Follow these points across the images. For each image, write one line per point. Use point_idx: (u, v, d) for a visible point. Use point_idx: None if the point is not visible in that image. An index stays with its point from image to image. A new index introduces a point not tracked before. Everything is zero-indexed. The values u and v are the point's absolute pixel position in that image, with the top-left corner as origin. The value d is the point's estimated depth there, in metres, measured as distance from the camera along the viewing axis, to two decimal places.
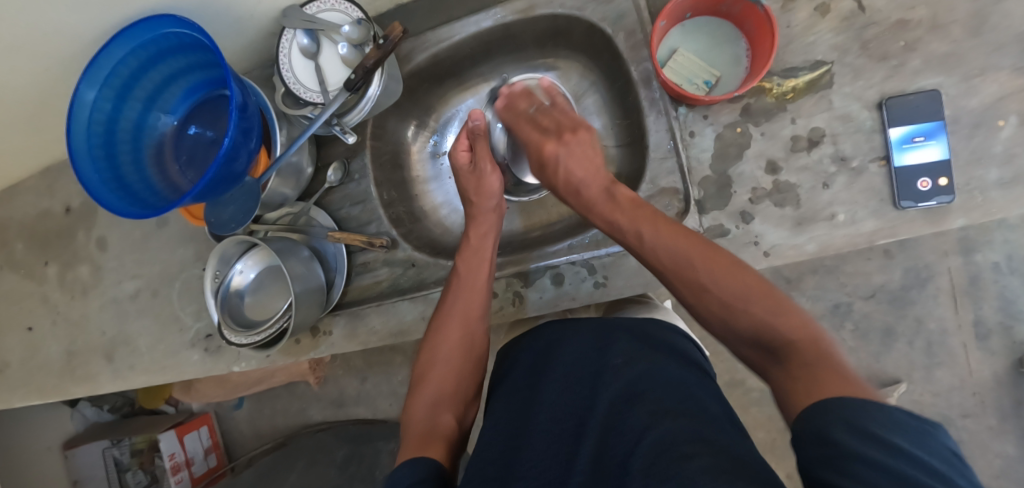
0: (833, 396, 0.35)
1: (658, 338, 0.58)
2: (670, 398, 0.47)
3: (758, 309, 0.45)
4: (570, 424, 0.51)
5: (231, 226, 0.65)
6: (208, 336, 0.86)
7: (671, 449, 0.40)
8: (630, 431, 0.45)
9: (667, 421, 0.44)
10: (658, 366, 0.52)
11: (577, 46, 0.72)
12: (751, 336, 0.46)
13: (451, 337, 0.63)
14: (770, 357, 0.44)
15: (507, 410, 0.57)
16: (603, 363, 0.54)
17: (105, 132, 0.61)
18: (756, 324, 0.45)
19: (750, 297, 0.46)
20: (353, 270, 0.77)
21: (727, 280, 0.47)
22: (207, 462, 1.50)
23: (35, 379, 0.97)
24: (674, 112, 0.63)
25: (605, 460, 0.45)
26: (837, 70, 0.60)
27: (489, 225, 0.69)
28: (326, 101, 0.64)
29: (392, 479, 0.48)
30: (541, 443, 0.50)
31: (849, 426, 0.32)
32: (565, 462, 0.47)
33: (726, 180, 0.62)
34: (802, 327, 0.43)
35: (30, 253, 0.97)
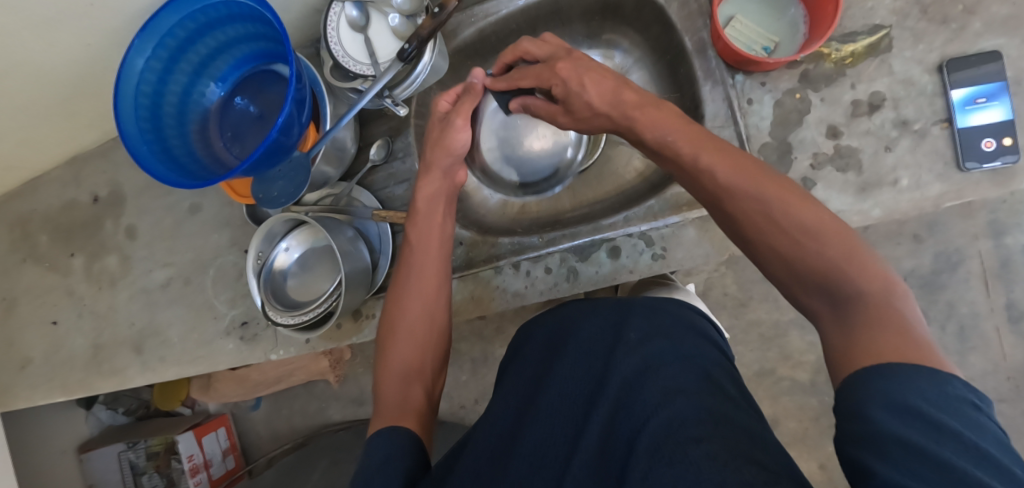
0: (895, 367, 0.32)
1: (674, 314, 0.56)
2: (679, 375, 0.46)
3: (824, 256, 0.40)
4: (583, 398, 0.49)
5: (281, 202, 0.63)
6: (244, 323, 0.84)
7: (676, 431, 0.40)
8: (638, 408, 0.44)
9: (678, 401, 0.43)
10: (675, 343, 0.50)
11: (625, 20, 0.72)
12: (815, 277, 0.40)
13: (412, 308, 0.63)
14: (830, 304, 0.39)
15: (514, 389, 0.55)
16: (618, 335, 0.52)
17: (151, 105, 0.59)
18: (825, 270, 0.39)
19: (824, 231, 0.40)
20: (398, 251, 0.75)
21: (797, 210, 0.41)
22: (225, 464, 1.46)
23: (59, 374, 0.94)
24: (731, 80, 0.63)
25: (613, 441, 0.44)
26: (896, 34, 0.60)
27: (437, 189, 0.66)
28: (377, 73, 0.63)
29: (368, 449, 0.52)
30: (548, 421, 0.49)
31: (884, 399, 0.30)
32: (573, 438, 0.47)
33: (787, 146, 0.61)
34: (877, 279, 0.38)
35: (54, 245, 0.95)
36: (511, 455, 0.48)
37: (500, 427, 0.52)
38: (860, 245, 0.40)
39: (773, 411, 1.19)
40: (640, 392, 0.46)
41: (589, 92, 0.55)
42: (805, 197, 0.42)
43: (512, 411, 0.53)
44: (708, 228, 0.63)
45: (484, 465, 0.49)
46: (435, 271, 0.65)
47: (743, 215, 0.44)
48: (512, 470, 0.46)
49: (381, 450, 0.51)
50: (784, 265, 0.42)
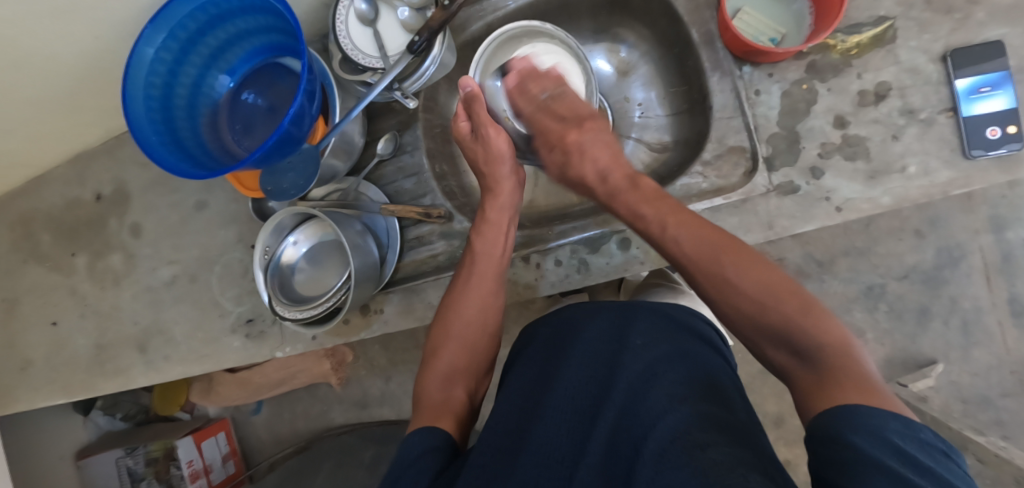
0: (857, 404, 0.35)
1: (676, 323, 0.57)
2: (681, 382, 0.47)
3: (781, 311, 0.46)
4: (587, 399, 0.49)
5: (291, 194, 0.65)
6: (250, 320, 0.83)
7: (680, 439, 0.40)
8: (644, 412, 0.45)
9: (679, 406, 0.44)
10: (676, 349, 0.52)
11: (632, 15, 0.72)
12: (780, 338, 0.46)
13: (467, 315, 0.64)
14: (794, 359, 0.45)
15: (522, 387, 0.56)
16: (622, 342, 0.53)
17: (161, 96, 0.60)
18: (782, 322, 0.46)
19: (780, 299, 0.47)
20: (406, 245, 0.75)
21: (750, 276, 0.49)
22: (225, 469, 1.44)
23: (61, 375, 0.93)
24: (739, 72, 0.64)
25: (620, 443, 0.44)
26: (901, 24, 0.61)
27: (506, 197, 0.67)
28: (386, 66, 0.63)
29: (404, 444, 0.52)
30: (553, 421, 0.48)
31: (860, 430, 0.32)
32: (579, 441, 0.46)
33: (795, 136, 0.62)
34: (831, 332, 0.43)
35: (57, 244, 0.94)
36: (518, 453, 0.47)
37: (505, 425, 0.52)
38: (818, 308, 0.46)
39: (779, 409, 1.18)
40: (646, 396, 0.46)
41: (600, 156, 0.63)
42: (767, 269, 0.49)
43: (516, 410, 0.53)
44: (718, 217, 0.62)
45: (488, 459, 0.48)
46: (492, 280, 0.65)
47: (707, 280, 0.52)
48: (520, 467, 0.45)
49: (417, 446, 0.50)
50: (754, 328, 0.48)
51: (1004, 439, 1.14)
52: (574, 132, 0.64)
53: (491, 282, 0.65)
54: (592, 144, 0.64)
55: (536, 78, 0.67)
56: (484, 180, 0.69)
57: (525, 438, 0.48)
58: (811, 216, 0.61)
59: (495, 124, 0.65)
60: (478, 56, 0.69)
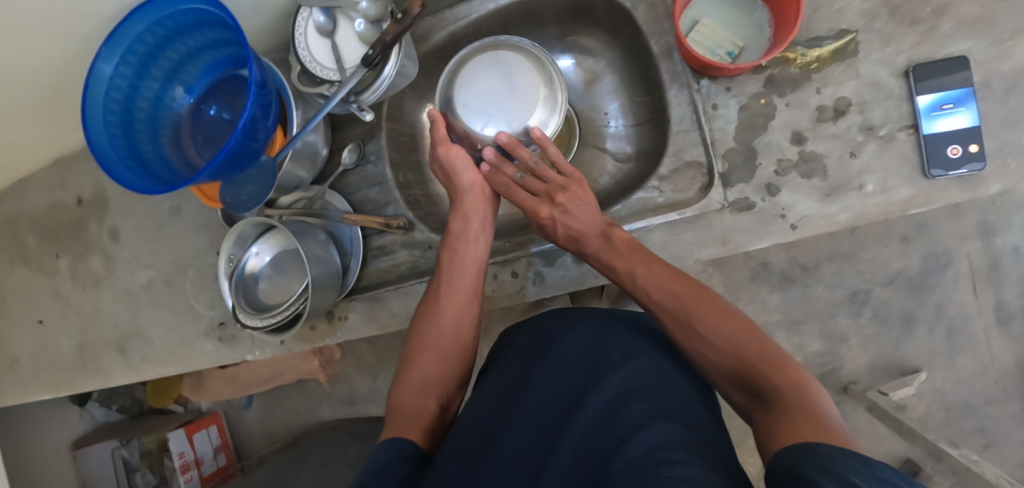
0: (815, 441, 0.36)
1: (659, 338, 0.55)
2: (656, 400, 0.46)
3: (745, 355, 0.48)
4: (560, 408, 0.48)
5: (248, 206, 0.66)
6: (222, 323, 0.85)
7: (651, 453, 0.39)
8: (618, 428, 0.44)
9: (653, 425, 0.42)
10: (655, 365, 0.50)
11: (597, 23, 0.72)
12: (743, 381, 0.47)
13: (442, 324, 0.62)
14: (756, 402, 0.45)
15: (495, 392, 0.53)
16: (600, 355, 0.52)
17: (123, 110, 0.61)
18: (741, 366, 0.47)
19: (743, 343, 0.48)
20: (370, 253, 0.76)
21: (717, 322, 0.50)
22: (216, 461, 1.48)
23: (47, 373, 0.96)
24: (697, 84, 0.63)
25: (586, 454, 0.43)
26: (864, 37, 0.60)
27: (473, 207, 0.67)
28: (343, 78, 0.63)
29: (373, 453, 0.50)
30: (523, 431, 0.47)
31: (820, 468, 0.32)
32: (546, 449, 0.45)
33: (752, 151, 0.61)
34: (790, 373, 0.45)
35: (40, 246, 0.97)
36: (484, 459, 0.45)
37: (472, 432, 0.49)
38: (780, 354, 0.47)
39: None
40: (619, 412, 0.45)
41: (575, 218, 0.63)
42: (730, 313, 0.51)
43: (488, 415, 0.50)
44: (673, 232, 0.62)
45: (454, 465, 0.46)
46: (469, 287, 0.63)
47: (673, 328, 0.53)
48: (489, 469, 0.44)
49: (386, 454, 0.48)
50: (721, 372, 0.49)
51: (986, 448, 1.13)
52: (546, 207, 0.65)
53: (466, 289, 0.63)
54: (575, 211, 0.63)
55: (517, 150, 0.65)
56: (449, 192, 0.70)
57: (492, 445, 0.46)
58: (766, 233, 0.60)
59: (445, 142, 0.66)
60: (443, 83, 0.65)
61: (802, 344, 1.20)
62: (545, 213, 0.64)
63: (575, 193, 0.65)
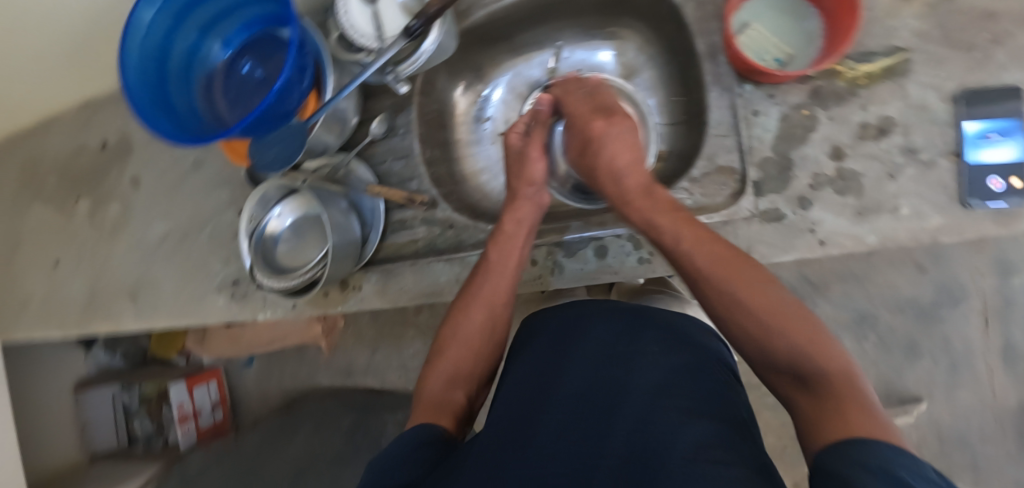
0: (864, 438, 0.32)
1: (690, 337, 0.53)
2: (696, 400, 0.43)
3: (786, 333, 0.43)
4: (597, 400, 0.45)
5: (275, 166, 0.66)
6: (235, 282, 0.86)
7: (700, 459, 0.36)
8: (658, 424, 0.40)
9: (696, 426, 0.40)
10: (690, 361, 0.48)
11: (642, 17, 0.70)
12: (782, 364, 0.43)
13: (475, 318, 0.62)
14: (800, 389, 0.41)
15: (520, 379, 0.51)
16: (634, 347, 0.49)
17: (156, 58, 0.61)
18: (786, 349, 0.43)
19: (783, 320, 0.44)
20: (389, 227, 0.76)
21: (762, 298, 0.45)
22: (213, 415, 1.50)
23: (57, 312, 0.98)
24: (739, 89, 0.62)
25: (630, 448, 0.39)
26: (916, 58, 0.59)
27: (527, 212, 0.65)
28: (382, 47, 0.62)
29: (398, 438, 0.49)
30: (556, 420, 0.43)
31: (858, 463, 0.30)
32: (582, 441, 0.41)
33: (788, 163, 0.60)
34: (834, 360, 0.41)
35: (62, 188, 0.98)
36: (514, 446, 0.42)
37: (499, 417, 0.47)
38: (821, 335, 0.43)
39: None
40: (657, 409, 0.42)
41: (621, 141, 0.61)
42: (768, 286, 0.46)
43: (518, 404, 0.47)
44: None
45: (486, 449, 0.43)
46: (504, 289, 0.62)
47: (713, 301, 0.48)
48: (519, 461, 0.40)
49: (410, 440, 0.49)
50: (759, 352, 0.45)
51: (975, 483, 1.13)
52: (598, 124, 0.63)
53: (503, 291, 0.63)
54: (620, 138, 0.61)
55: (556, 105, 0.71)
56: (509, 192, 0.68)
57: (522, 434, 0.43)
58: (791, 247, 0.59)
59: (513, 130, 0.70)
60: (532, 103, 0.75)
61: None
62: (597, 127, 0.62)
63: (620, 122, 0.62)
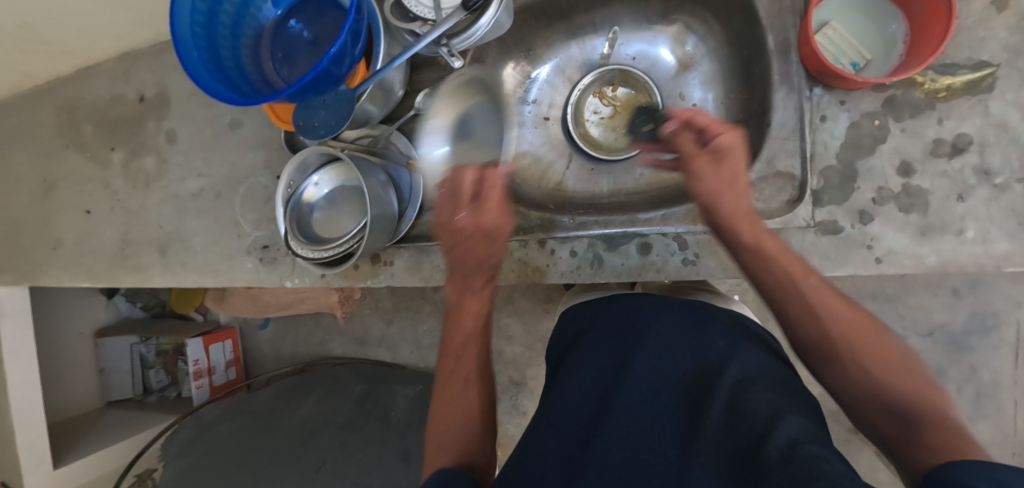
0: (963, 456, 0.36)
1: (748, 331, 0.61)
2: (774, 394, 0.48)
3: (881, 365, 0.44)
4: (672, 396, 0.51)
5: (319, 132, 0.64)
6: (265, 246, 0.86)
7: (799, 445, 0.39)
8: (749, 416, 0.45)
9: (788, 415, 0.44)
10: (757, 360, 0.54)
11: (708, 7, 0.67)
12: (879, 398, 0.44)
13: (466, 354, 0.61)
14: (891, 421, 0.43)
15: (593, 371, 0.58)
16: (703, 345, 0.56)
17: (208, 11, 0.59)
18: (874, 381, 0.44)
19: (870, 342, 0.45)
20: (426, 204, 0.75)
21: (855, 332, 0.46)
22: (226, 374, 1.52)
23: (88, 259, 0.99)
24: (808, 92, 0.59)
25: (725, 437, 0.44)
26: (1003, 73, 0.55)
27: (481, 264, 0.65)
28: (437, 18, 0.60)
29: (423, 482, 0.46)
30: (637, 412, 0.49)
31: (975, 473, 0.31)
32: (677, 436, 0.47)
33: (851, 173, 0.58)
34: (925, 390, 0.43)
35: (98, 136, 0.98)
36: (598, 436, 0.49)
37: (572, 413, 0.54)
38: (911, 363, 0.44)
39: None
40: (741, 398, 0.47)
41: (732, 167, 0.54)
42: (848, 303, 0.48)
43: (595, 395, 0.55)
44: None
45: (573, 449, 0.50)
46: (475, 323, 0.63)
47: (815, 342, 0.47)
48: (615, 455, 0.46)
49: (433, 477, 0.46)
50: (847, 385, 0.46)
51: None
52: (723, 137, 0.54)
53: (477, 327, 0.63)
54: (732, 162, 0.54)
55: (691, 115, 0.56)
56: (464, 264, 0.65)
57: (604, 425, 0.49)
58: (845, 261, 0.58)
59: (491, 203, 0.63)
60: (587, 79, 0.77)
61: None
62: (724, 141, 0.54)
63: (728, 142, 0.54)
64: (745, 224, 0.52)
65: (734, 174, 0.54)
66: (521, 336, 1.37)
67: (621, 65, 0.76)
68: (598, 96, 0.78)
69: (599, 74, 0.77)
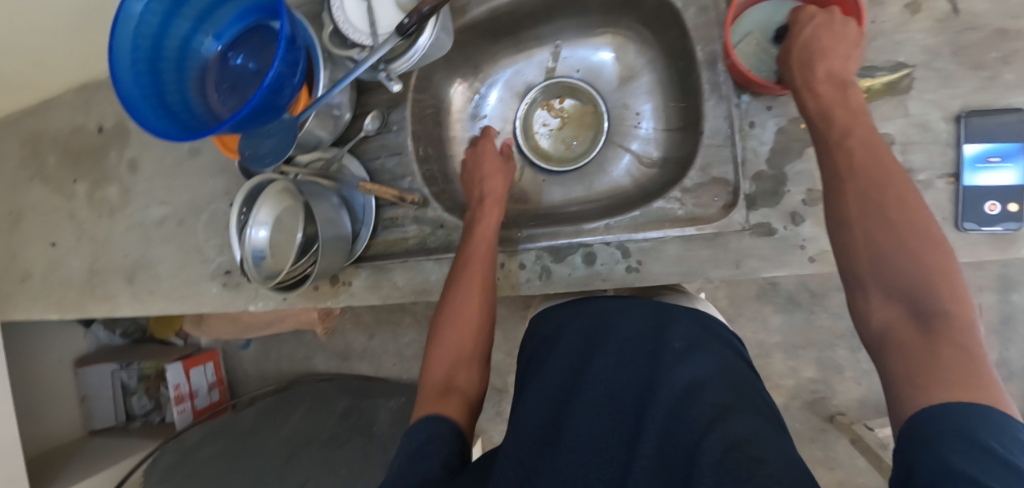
0: (957, 401, 0.31)
1: (714, 330, 0.56)
2: (732, 394, 0.45)
3: (918, 251, 0.39)
4: (627, 399, 0.48)
5: (266, 160, 0.65)
6: (228, 271, 0.86)
7: (739, 449, 0.38)
8: (692, 421, 0.43)
9: (735, 417, 0.42)
10: (716, 361, 0.50)
11: (643, 18, 0.69)
12: (891, 287, 0.39)
13: (468, 302, 0.63)
14: (899, 307, 0.39)
15: (553, 373, 0.54)
16: (661, 340, 0.52)
17: (150, 48, 0.60)
18: (902, 279, 0.39)
19: (917, 249, 0.39)
20: (380, 224, 0.76)
21: (904, 214, 0.41)
22: (210, 396, 1.52)
23: (56, 291, 0.99)
24: (737, 100, 0.60)
25: (670, 449, 0.43)
26: (921, 74, 0.57)
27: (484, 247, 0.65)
28: (375, 44, 0.61)
29: (410, 434, 0.53)
30: (590, 419, 0.47)
31: (958, 438, 0.29)
32: (626, 442, 0.45)
33: (782, 178, 0.59)
34: (962, 305, 0.36)
35: (62, 167, 0.98)
36: (552, 445, 0.47)
37: (530, 417, 0.51)
38: (942, 260, 0.39)
39: None
40: (692, 406, 0.44)
41: (824, 44, 0.52)
42: (904, 180, 0.43)
43: (548, 403, 0.52)
44: (688, 247, 0.62)
45: (522, 451, 0.48)
46: (477, 277, 0.64)
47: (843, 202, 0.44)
48: (563, 466, 0.45)
49: (421, 435, 0.52)
50: (879, 274, 0.40)
51: None
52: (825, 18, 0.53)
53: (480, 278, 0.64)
54: (826, 40, 0.52)
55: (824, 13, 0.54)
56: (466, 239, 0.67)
57: (559, 439, 0.47)
58: (783, 262, 0.59)
59: (494, 175, 0.71)
60: (534, 93, 0.79)
61: (796, 368, 1.21)
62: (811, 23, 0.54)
63: (836, 27, 0.52)
64: (808, 95, 0.51)
65: (801, 49, 0.54)
66: (501, 344, 1.38)
67: (563, 77, 0.78)
68: (546, 109, 0.80)
69: (544, 88, 0.79)
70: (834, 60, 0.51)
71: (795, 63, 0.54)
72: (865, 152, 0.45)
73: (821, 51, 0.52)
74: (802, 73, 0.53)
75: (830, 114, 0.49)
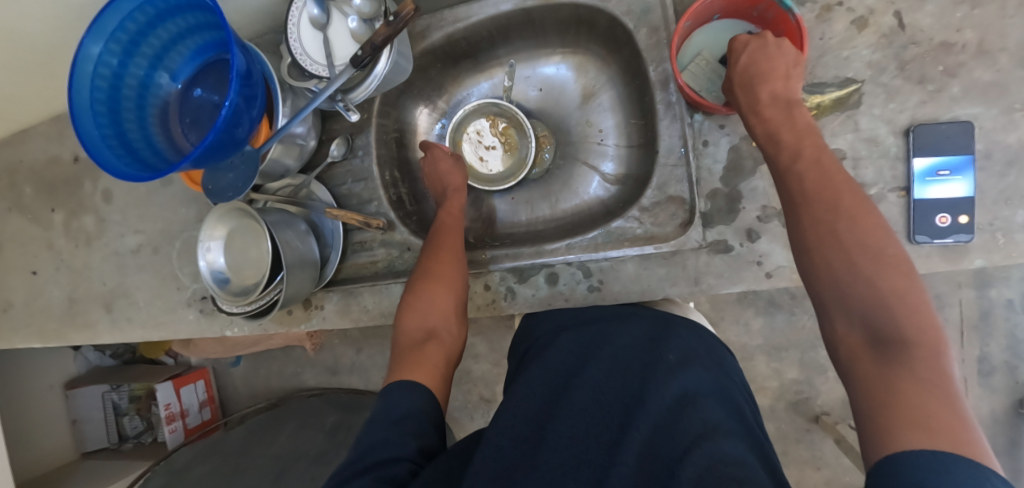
0: (916, 448, 0.30)
1: (715, 353, 0.53)
2: (728, 413, 0.43)
3: (878, 274, 0.39)
4: (614, 410, 0.46)
5: (228, 193, 0.65)
6: (204, 297, 0.87)
7: (717, 467, 0.36)
8: (679, 436, 0.41)
9: (721, 437, 0.39)
10: (711, 379, 0.48)
11: (599, 38, 0.70)
12: (852, 307, 0.40)
13: (437, 296, 0.61)
14: (857, 324, 0.40)
15: (545, 373, 0.52)
16: (655, 353, 0.50)
17: (109, 87, 0.60)
18: (870, 293, 0.39)
19: (862, 262, 0.40)
20: (349, 247, 0.76)
21: (865, 234, 0.41)
22: (201, 414, 1.53)
23: (37, 320, 1.00)
24: (689, 119, 0.61)
25: (653, 462, 0.41)
26: (868, 89, 0.58)
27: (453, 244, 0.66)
28: (331, 76, 0.62)
29: (384, 401, 0.51)
30: (576, 421, 0.46)
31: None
32: (609, 447, 0.44)
33: (736, 195, 0.60)
34: (925, 331, 0.37)
35: (39, 198, 0.99)
36: (541, 440, 0.45)
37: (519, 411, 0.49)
38: (906, 288, 0.39)
39: None
40: (682, 421, 0.42)
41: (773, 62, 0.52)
42: (865, 205, 0.43)
43: (539, 397, 0.50)
44: (646, 265, 0.63)
45: (507, 443, 0.46)
46: (450, 270, 0.63)
47: (810, 225, 0.44)
48: (543, 463, 0.43)
49: (400, 406, 0.50)
50: (850, 285, 0.40)
51: None
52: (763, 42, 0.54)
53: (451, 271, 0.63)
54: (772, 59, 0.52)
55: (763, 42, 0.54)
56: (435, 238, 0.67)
57: (545, 436, 0.46)
58: (739, 278, 0.60)
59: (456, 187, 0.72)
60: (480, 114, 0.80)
61: (780, 370, 1.21)
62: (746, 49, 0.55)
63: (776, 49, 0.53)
64: (774, 112, 0.51)
65: (749, 71, 0.53)
66: (487, 355, 1.38)
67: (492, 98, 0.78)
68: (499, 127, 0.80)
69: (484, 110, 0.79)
70: (776, 83, 0.51)
71: (746, 89, 0.53)
72: (814, 179, 0.45)
73: (761, 74, 0.52)
74: (747, 98, 0.53)
75: (782, 137, 0.49)
